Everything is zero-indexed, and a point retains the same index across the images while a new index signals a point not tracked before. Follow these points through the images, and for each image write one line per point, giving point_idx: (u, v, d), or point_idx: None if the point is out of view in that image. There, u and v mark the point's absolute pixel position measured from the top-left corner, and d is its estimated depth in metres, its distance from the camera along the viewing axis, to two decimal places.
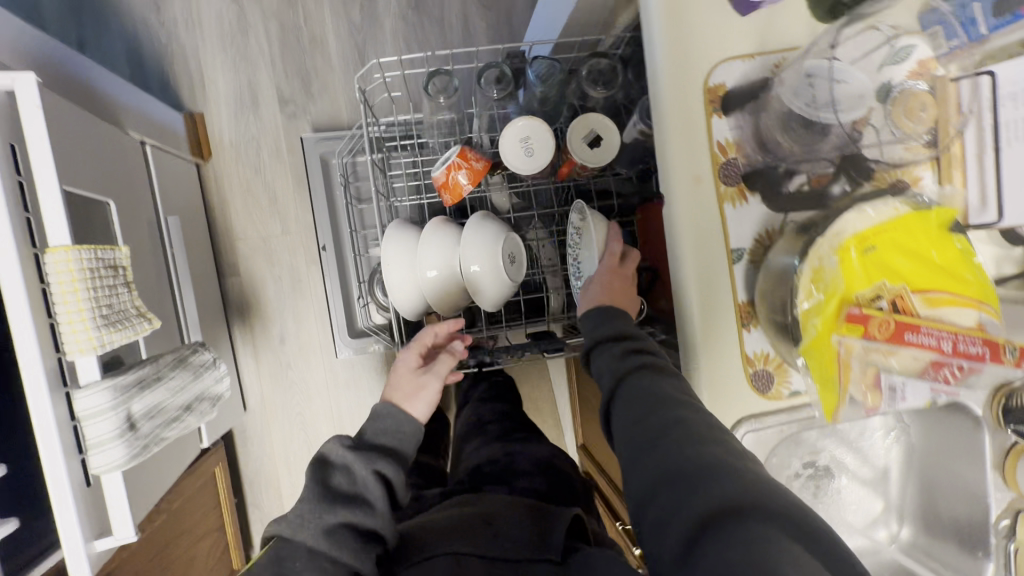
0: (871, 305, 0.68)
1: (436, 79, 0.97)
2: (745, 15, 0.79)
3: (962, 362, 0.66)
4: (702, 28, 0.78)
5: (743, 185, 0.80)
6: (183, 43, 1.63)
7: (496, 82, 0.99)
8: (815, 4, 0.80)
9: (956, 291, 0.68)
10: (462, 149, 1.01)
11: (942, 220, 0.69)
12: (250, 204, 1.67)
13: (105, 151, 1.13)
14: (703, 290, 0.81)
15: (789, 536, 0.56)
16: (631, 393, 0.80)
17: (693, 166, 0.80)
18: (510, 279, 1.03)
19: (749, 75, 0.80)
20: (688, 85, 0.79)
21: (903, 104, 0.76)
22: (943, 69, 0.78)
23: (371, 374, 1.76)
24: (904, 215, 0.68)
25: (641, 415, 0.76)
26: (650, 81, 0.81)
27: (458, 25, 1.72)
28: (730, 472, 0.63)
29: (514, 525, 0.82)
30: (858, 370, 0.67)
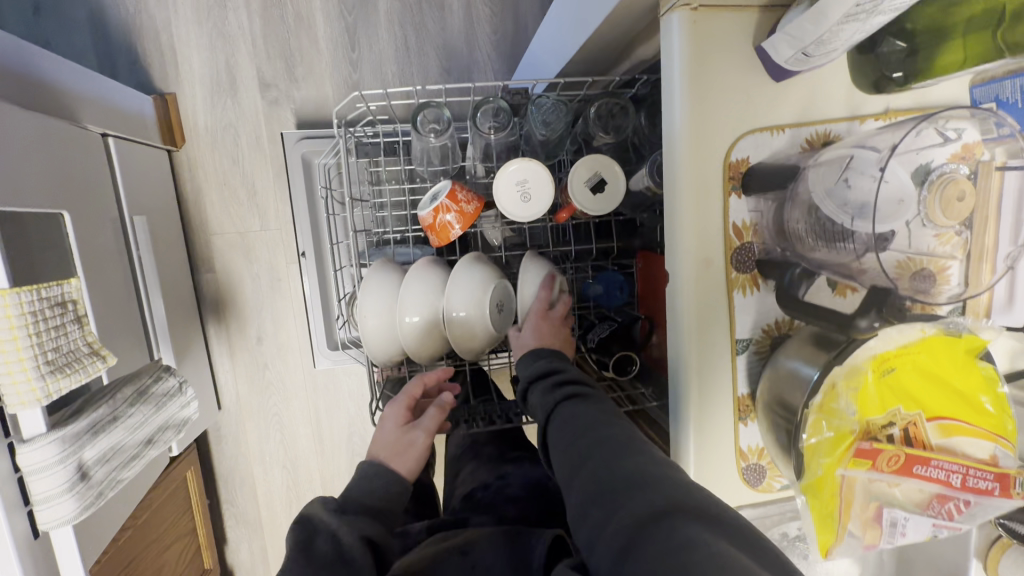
0: (883, 433, 0.62)
1: (427, 112, 0.90)
2: (778, 83, 0.69)
3: (969, 498, 0.62)
4: (729, 93, 0.69)
5: (756, 273, 0.73)
6: (154, 14, 1.47)
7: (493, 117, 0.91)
8: (858, 73, 0.71)
9: (972, 420, 0.63)
10: (452, 188, 0.92)
11: (967, 344, 0.64)
12: (227, 196, 1.56)
13: (59, 154, 1.02)
14: (703, 382, 0.75)
15: (719, 538, 0.51)
16: (565, 416, 0.74)
17: (705, 248, 0.72)
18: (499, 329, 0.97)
19: (775, 152, 0.71)
20: (708, 158, 0.70)
21: (942, 194, 0.65)
22: (989, 155, 0.71)
23: (351, 380, 1.70)
24: (930, 338, 0.62)
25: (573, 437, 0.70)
26: (666, 148, 0.72)
27: (460, 9, 1.56)
28: (657, 479, 0.58)
29: (491, 550, 0.72)
30: (860, 503, 0.63)
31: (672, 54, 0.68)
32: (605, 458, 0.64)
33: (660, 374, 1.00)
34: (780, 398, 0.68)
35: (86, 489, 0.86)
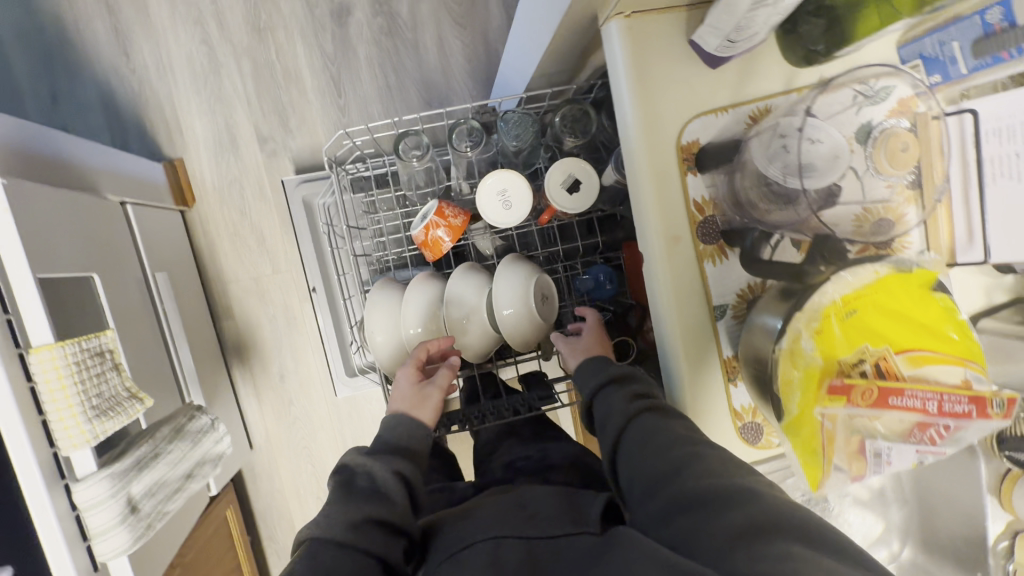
0: (854, 371, 0.66)
1: (407, 139, 0.99)
2: (714, 69, 0.77)
3: (949, 422, 0.64)
4: (671, 84, 0.76)
5: (723, 243, 0.79)
6: (157, 89, 1.61)
7: (467, 136, 1.00)
8: (788, 50, 0.78)
9: (940, 348, 0.67)
10: (440, 206, 1.00)
11: (920, 278, 0.69)
12: (240, 248, 1.67)
13: (87, 224, 1.13)
14: (690, 351, 0.80)
15: (810, 549, 0.54)
16: (643, 430, 0.76)
17: (671, 227, 0.78)
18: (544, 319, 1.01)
19: (722, 131, 0.78)
20: (661, 145, 0.77)
21: (885, 144, 0.75)
22: (925, 107, 0.75)
23: (373, 405, 1.76)
24: (883, 279, 0.68)
25: (654, 449, 0.73)
26: (623, 141, 0.79)
27: (434, 47, 1.67)
28: (744, 494, 0.61)
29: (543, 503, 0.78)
30: (841, 439, 0.66)
31: (614, 58, 0.76)
32: (692, 471, 0.66)
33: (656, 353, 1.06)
34: (757, 352, 0.75)
35: (136, 522, 0.93)
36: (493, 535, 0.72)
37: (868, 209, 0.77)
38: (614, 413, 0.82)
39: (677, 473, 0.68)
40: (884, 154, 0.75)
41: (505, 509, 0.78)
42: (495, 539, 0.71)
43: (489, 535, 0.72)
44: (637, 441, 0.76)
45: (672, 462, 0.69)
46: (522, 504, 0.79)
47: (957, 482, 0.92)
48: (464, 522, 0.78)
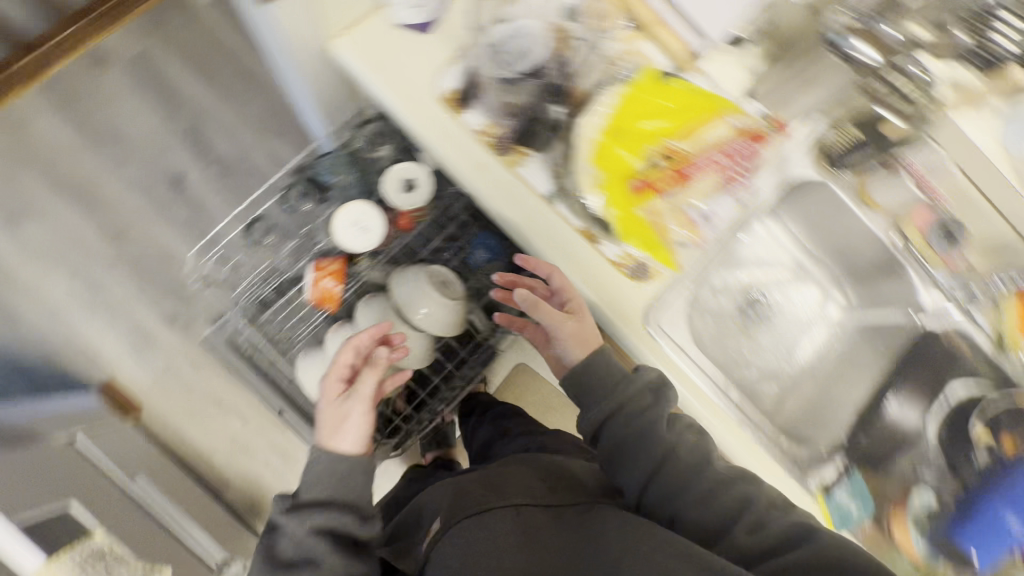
0: (651, 167, 1.01)
1: (257, 226, 1.25)
2: (427, 32, 1.01)
3: (738, 156, 1.04)
4: (402, 63, 0.99)
5: (516, 145, 0.99)
6: (55, 332, 1.69)
7: (303, 195, 1.23)
8: None
9: (705, 110, 1.04)
10: (314, 264, 1.18)
11: (646, 76, 1.03)
12: (198, 429, 1.70)
13: (47, 464, 1.20)
14: (541, 235, 0.99)
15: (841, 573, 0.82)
16: (638, 436, 0.95)
17: (471, 157, 0.99)
18: (454, 299, 1.13)
19: (456, 68, 1.00)
20: (424, 105, 0.99)
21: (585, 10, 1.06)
22: None
23: None
24: (622, 94, 1.02)
25: (648, 459, 0.94)
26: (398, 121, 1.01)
27: (269, 163, 1.81)
28: (775, 516, 0.90)
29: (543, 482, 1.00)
30: (672, 214, 1.01)
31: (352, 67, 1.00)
32: (720, 498, 0.92)
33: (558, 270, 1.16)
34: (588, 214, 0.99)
35: None
36: (514, 503, 0.92)
37: (616, 58, 1.05)
38: (606, 414, 0.97)
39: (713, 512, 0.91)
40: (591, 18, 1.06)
41: (532, 485, 0.99)
42: (515, 507, 0.91)
43: (511, 503, 0.92)
44: (624, 419, 0.96)
45: (657, 458, 0.94)
46: (551, 485, 0.99)
47: (835, 211, 1.16)
48: (468, 485, 0.99)
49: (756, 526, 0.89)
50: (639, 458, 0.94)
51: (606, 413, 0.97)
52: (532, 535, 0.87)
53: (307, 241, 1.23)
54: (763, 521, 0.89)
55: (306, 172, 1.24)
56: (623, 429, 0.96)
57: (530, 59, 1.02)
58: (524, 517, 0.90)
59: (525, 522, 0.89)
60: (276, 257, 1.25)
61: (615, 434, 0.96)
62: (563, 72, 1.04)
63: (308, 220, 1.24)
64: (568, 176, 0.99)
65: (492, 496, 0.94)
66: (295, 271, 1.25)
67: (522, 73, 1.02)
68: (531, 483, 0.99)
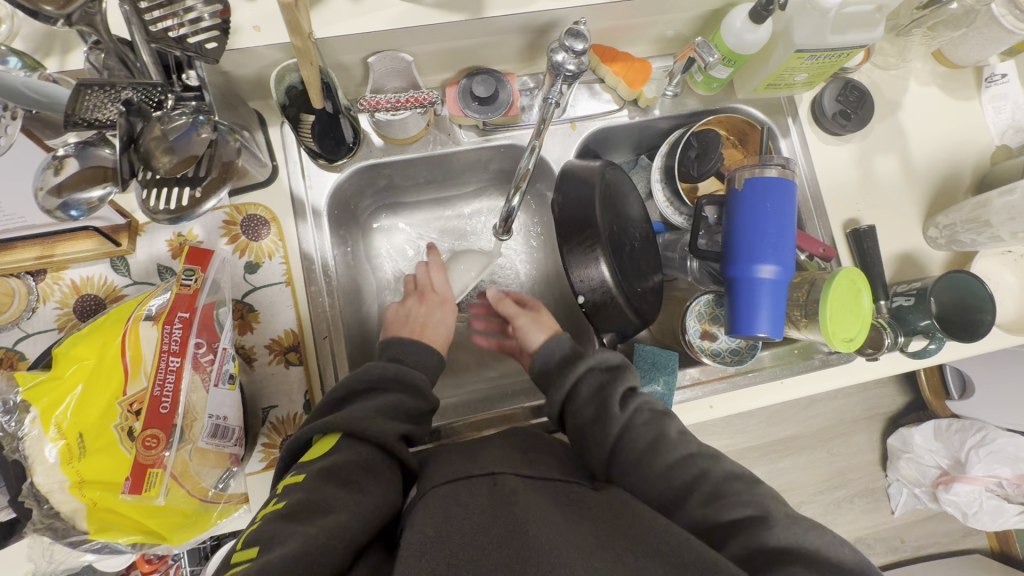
0: None
1: (167, 235, 0.61)
2: (659, 12, 0.64)
3: None
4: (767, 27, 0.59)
5: (858, 208, 0.72)
6: None
7: (421, 113, 0.62)
8: None
9: None
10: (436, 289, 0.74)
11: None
12: None
13: None
14: None
15: (590, 540, 0.41)
16: (652, 439, 0.53)
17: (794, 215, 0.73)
18: (739, 359, 0.68)
19: (849, 41, 0.58)
20: (737, 128, 0.71)
21: None
22: None
23: None
24: (993, 148, 0.75)
25: (658, 470, 0.52)
26: (697, 128, 0.70)
27: None
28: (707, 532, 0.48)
29: (557, 464, 0.55)
30: None
31: (661, 11, 0.64)
32: (696, 496, 0.50)
33: (931, 360, 0.70)
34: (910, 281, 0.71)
35: None
36: (493, 472, 0.50)
37: None
38: (598, 382, 0.58)
39: (678, 504, 0.51)
40: (1008, 36, 0.68)
41: (505, 451, 0.54)
42: (491, 475, 0.49)
43: (485, 470, 0.50)
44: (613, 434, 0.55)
45: (677, 484, 0.51)
46: (529, 456, 0.54)
47: None
48: (448, 450, 0.56)
49: (713, 496, 0.49)
50: (617, 421, 0.55)
51: (596, 381, 0.58)
52: (494, 514, 0.43)
53: (356, 200, 0.72)
54: (763, 545, 0.44)
55: (199, 304, 0.51)
56: (602, 399, 0.57)
57: (803, 124, 0.74)
58: (520, 497, 0.46)
59: (503, 499, 0.46)
60: (102, 392, 0.47)
61: (586, 409, 0.57)
62: (909, 92, 0.76)
63: (198, 245, 0.60)
64: (879, 289, 0.70)
65: (464, 466, 0.51)
66: (315, 324, 0.63)
67: (869, 98, 0.71)
68: (504, 455, 0.53)
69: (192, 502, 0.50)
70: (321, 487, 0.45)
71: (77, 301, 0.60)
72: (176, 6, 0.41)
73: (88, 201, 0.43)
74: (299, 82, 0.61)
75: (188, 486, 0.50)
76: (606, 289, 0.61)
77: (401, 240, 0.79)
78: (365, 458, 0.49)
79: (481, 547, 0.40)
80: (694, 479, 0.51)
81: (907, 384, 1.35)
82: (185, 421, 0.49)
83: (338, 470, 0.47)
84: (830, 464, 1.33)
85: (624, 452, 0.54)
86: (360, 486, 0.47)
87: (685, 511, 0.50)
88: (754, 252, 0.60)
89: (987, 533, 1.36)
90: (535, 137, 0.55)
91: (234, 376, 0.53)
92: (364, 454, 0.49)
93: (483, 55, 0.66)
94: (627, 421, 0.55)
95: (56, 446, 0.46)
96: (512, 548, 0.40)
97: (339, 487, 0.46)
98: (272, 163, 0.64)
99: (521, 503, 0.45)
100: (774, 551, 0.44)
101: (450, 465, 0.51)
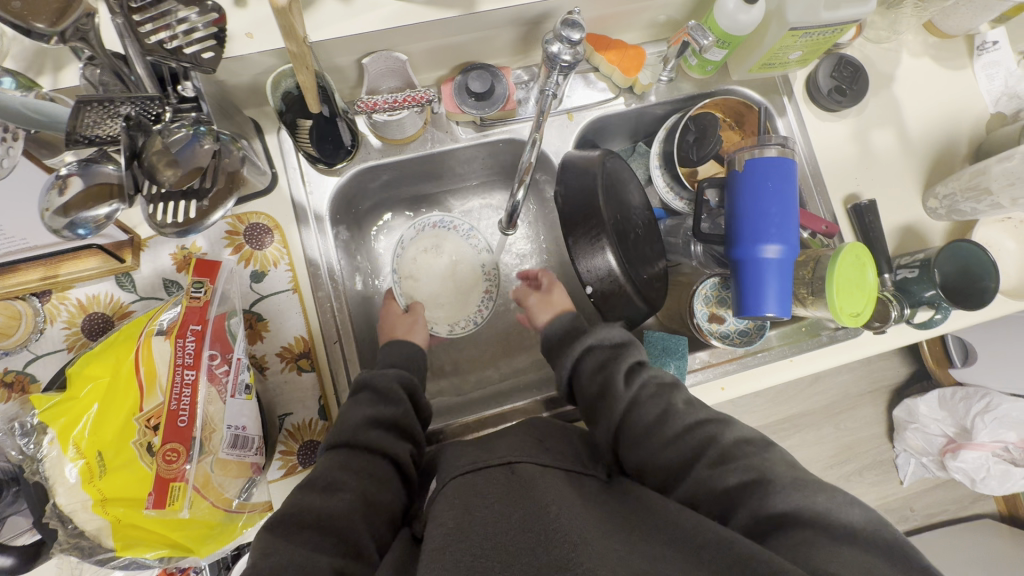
0: None
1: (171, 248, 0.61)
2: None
3: None
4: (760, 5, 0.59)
5: (858, 184, 0.73)
6: None
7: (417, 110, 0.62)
8: None
9: None
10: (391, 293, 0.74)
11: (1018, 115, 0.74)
12: None
13: None
14: None
15: (606, 533, 0.41)
16: (656, 408, 0.54)
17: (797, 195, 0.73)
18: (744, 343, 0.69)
19: (843, 15, 0.58)
20: (732, 110, 0.71)
21: None
22: None
23: None
24: (989, 116, 0.76)
25: (665, 439, 0.51)
26: (689, 113, 0.70)
27: None
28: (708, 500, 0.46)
29: (570, 449, 0.54)
30: None
31: None
32: (704, 459, 0.49)
33: (936, 331, 0.71)
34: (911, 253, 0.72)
35: None
36: (510, 461, 0.49)
37: None
38: (598, 359, 0.59)
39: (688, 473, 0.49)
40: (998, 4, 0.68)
41: (521, 438, 0.53)
42: (508, 464, 0.48)
43: (502, 460, 0.49)
44: (620, 407, 0.54)
45: (683, 451, 0.50)
46: (545, 444, 0.53)
47: None
48: (460, 445, 0.55)
49: (721, 458, 0.48)
50: (623, 396, 0.55)
51: (602, 357, 0.59)
52: (514, 502, 0.44)
53: (357, 203, 0.72)
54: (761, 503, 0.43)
55: (210, 315, 0.51)
56: (608, 371, 0.57)
57: (798, 99, 0.74)
58: (540, 483, 0.46)
59: (522, 487, 0.45)
60: (119, 408, 0.47)
61: (592, 387, 0.58)
62: (901, 65, 0.76)
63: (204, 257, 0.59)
64: (882, 261, 0.70)
65: (481, 456, 0.50)
66: (324, 328, 0.62)
67: (862, 72, 0.72)
68: (518, 441, 0.52)
69: (216, 513, 0.50)
70: (301, 497, 0.47)
71: (84, 320, 0.60)
72: (168, 18, 0.41)
73: (96, 218, 0.42)
74: (294, 87, 0.60)
75: (211, 498, 0.50)
76: (614, 278, 0.61)
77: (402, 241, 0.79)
78: (343, 459, 0.51)
79: (505, 536, 0.40)
80: (702, 444, 0.50)
81: (910, 355, 1.36)
82: (203, 433, 0.49)
83: (315, 483, 0.49)
84: (838, 438, 1.34)
85: (633, 421, 0.54)
86: (341, 485, 0.49)
87: (695, 474, 0.48)
88: (757, 232, 0.60)
89: (996, 498, 1.37)
90: (535, 129, 0.55)
91: (250, 386, 0.53)
92: (338, 458, 0.51)
93: (474, 50, 0.66)
94: (633, 392, 0.55)
95: (76, 465, 0.46)
96: (534, 534, 0.40)
97: None
98: (270, 168, 0.64)
99: (542, 488, 0.45)
100: (781, 516, 0.41)
101: (474, 451, 0.53)
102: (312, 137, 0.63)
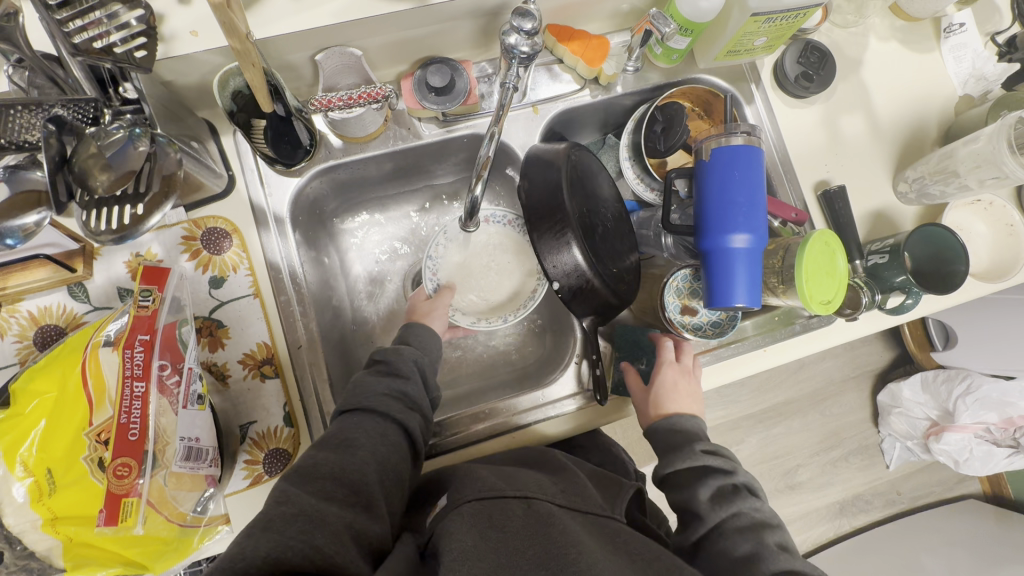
0: None
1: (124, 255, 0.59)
2: None
3: None
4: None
5: (829, 171, 0.72)
6: None
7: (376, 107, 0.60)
8: None
9: None
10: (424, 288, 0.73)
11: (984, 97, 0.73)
12: None
13: None
14: None
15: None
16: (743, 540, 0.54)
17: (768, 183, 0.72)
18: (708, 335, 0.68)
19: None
20: (699, 99, 0.71)
21: None
22: None
23: None
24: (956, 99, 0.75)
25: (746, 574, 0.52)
26: (657, 103, 0.69)
27: None
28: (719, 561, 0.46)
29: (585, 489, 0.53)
30: None
31: None
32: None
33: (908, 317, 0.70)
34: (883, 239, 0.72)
35: None
36: (527, 494, 0.48)
37: None
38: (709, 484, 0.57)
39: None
40: None
41: (535, 476, 0.53)
42: (525, 498, 0.47)
43: (519, 492, 0.48)
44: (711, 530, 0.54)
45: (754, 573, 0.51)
46: (559, 484, 0.52)
47: None
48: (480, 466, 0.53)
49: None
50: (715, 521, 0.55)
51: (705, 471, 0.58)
52: (530, 540, 0.43)
53: (322, 204, 0.70)
54: None
55: (159, 325, 0.50)
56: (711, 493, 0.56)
57: (766, 86, 0.73)
58: (559, 522, 0.45)
59: (541, 525, 0.45)
60: (67, 425, 0.46)
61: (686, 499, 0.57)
62: (869, 49, 0.75)
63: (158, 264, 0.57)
64: (855, 247, 0.70)
65: (497, 481, 0.49)
66: (287, 334, 0.61)
67: (829, 57, 0.71)
68: (536, 480, 0.52)
69: (172, 528, 0.50)
70: (316, 452, 0.47)
71: (36, 333, 0.57)
72: (101, 15, 0.39)
73: (24, 227, 0.43)
74: (245, 86, 0.58)
75: (166, 512, 0.49)
76: (580, 273, 0.60)
77: (370, 242, 0.78)
78: (354, 420, 0.52)
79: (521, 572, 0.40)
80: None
81: (891, 340, 1.36)
82: (157, 447, 0.47)
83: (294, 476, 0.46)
84: (823, 425, 1.35)
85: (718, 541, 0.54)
86: (351, 442, 0.49)
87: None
88: (725, 222, 0.59)
89: (980, 478, 1.38)
90: (495, 124, 0.54)
91: (203, 396, 0.52)
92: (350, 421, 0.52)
93: (433, 44, 0.64)
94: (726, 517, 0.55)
95: (24, 484, 0.44)
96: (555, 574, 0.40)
97: (313, 495, 0.43)
98: (226, 170, 0.62)
99: (560, 528, 0.45)
100: None
101: (493, 471, 0.52)
102: (267, 137, 0.61)
